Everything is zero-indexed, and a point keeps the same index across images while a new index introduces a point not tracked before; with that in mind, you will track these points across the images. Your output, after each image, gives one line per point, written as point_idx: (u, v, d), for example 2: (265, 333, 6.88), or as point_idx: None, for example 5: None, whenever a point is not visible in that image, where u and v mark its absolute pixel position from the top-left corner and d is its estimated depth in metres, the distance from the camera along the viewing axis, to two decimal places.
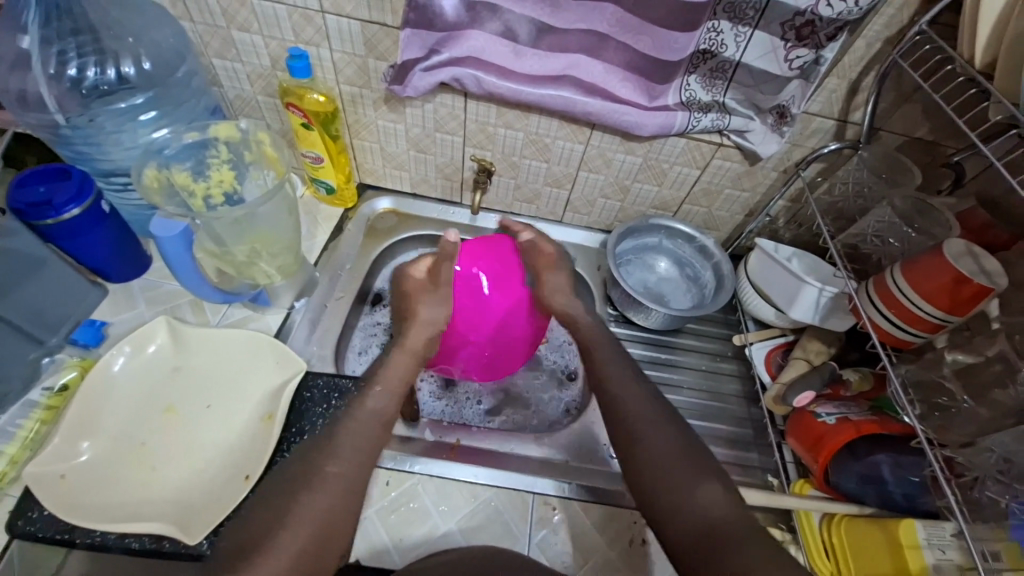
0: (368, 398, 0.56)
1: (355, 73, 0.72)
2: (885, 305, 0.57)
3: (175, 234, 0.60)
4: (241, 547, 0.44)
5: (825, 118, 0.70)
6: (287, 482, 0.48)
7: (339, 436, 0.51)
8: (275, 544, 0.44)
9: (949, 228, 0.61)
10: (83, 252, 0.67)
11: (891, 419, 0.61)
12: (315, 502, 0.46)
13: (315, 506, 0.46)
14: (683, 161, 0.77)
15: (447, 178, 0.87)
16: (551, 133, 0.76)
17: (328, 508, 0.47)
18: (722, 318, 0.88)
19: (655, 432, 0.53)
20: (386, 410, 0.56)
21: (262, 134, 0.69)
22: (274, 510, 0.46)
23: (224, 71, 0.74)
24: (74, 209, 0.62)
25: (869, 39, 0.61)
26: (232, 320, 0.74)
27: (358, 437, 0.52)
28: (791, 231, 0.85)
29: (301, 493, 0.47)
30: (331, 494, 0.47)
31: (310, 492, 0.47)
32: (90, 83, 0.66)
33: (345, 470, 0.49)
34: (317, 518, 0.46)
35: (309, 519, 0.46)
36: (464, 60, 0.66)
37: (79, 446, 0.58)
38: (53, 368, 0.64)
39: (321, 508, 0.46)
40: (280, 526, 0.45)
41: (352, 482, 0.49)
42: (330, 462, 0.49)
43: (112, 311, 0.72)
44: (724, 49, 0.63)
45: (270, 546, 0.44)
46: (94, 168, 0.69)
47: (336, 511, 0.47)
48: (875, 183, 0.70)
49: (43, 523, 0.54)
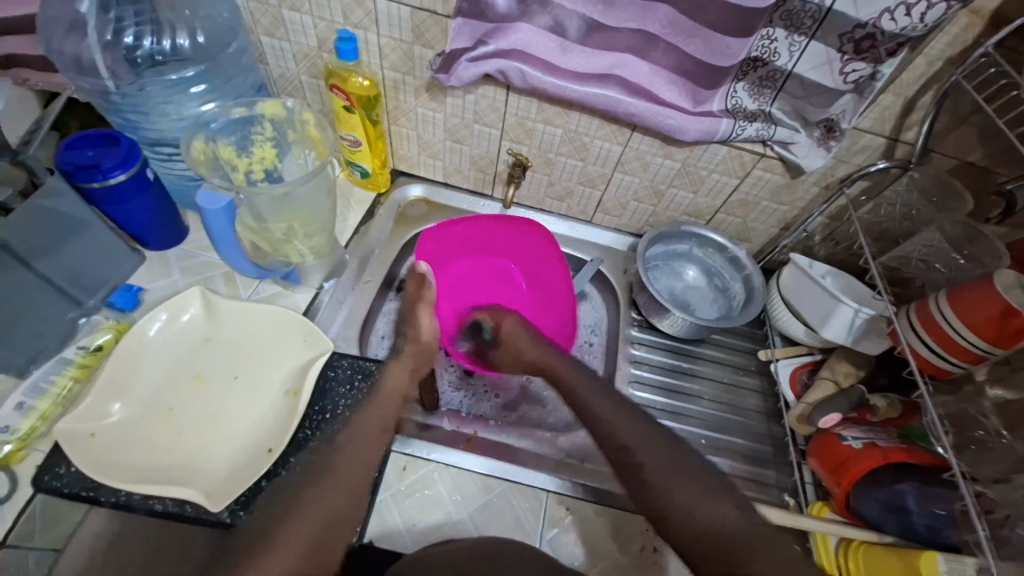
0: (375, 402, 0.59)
1: (400, 60, 0.72)
2: (926, 332, 0.55)
3: (219, 207, 0.62)
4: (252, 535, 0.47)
5: (875, 135, 0.68)
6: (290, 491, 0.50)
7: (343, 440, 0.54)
8: (276, 542, 0.46)
9: (999, 258, 0.59)
10: (124, 217, 0.68)
11: (919, 447, 0.59)
12: (324, 503, 0.49)
13: (323, 509, 0.49)
14: (723, 169, 0.75)
15: (481, 170, 0.87)
16: (590, 132, 0.75)
17: (336, 510, 0.49)
18: (748, 332, 0.87)
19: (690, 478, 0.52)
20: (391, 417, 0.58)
21: (307, 114, 0.70)
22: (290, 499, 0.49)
23: (271, 48, 0.75)
24: (121, 174, 0.63)
25: (930, 58, 0.60)
26: (262, 295, 0.75)
27: (361, 438, 0.55)
28: (827, 248, 0.83)
29: (312, 495, 0.49)
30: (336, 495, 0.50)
31: (312, 495, 0.49)
32: (144, 52, 0.67)
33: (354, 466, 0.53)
34: (322, 516, 0.48)
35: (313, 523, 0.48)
36: (510, 53, 0.65)
37: (109, 406, 0.60)
38: (88, 328, 0.66)
39: (330, 509, 0.49)
40: (288, 525, 0.47)
41: (358, 483, 0.52)
42: (337, 460, 0.52)
43: (148, 277, 0.74)
44: (777, 58, 0.62)
45: (278, 540, 0.46)
46: (141, 136, 0.71)
47: (342, 511, 0.49)
48: (923, 207, 0.68)
49: (69, 479, 0.56)
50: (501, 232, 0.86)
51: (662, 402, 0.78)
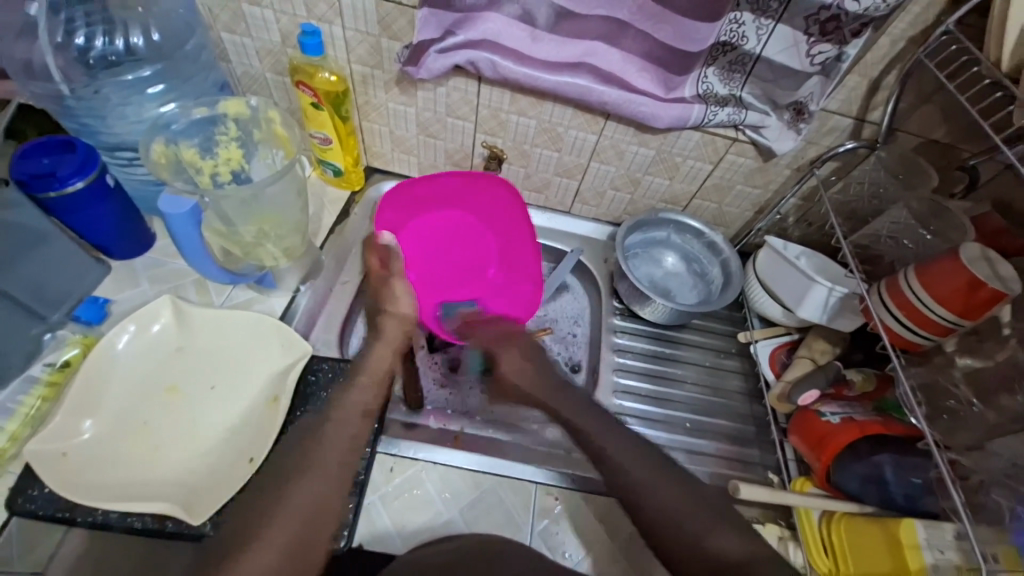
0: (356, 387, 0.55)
1: (367, 53, 0.71)
2: (895, 307, 0.57)
3: (184, 211, 0.59)
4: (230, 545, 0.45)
5: (843, 116, 0.69)
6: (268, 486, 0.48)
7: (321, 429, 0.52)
8: (260, 538, 0.45)
9: (965, 231, 0.61)
10: (86, 227, 0.66)
11: (895, 419, 0.62)
12: (304, 496, 0.47)
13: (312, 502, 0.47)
14: (697, 155, 0.76)
15: (456, 165, 0.86)
16: (564, 122, 0.75)
17: (318, 506, 0.47)
18: (727, 315, 0.88)
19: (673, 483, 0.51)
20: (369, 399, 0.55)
21: (272, 112, 0.68)
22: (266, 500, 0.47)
23: (233, 45, 0.73)
24: (79, 182, 0.60)
25: (893, 37, 0.61)
26: (235, 301, 0.72)
27: (341, 429, 0.52)
28: (801, 230, 0.84)
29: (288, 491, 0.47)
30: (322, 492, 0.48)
31: (297, 489, 0.47)
32: (97, 53, 0.64)
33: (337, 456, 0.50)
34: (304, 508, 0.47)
35: (298, 517, 0.46)
36: (479, 43, 0.64)
37: (80, 424, 0.58)
38: (54, 345, 0.63)
39: (317, 502, 0.47)
40: (270, 522, 0.45)
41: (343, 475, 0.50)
42: (314, 454, 0.50)
43: (115, 289, 0.71)
44: (746, 42, 0.62)
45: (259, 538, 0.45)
46: (99, 141, 0.68)
47: (326, 509, 0.47)
48: (890, 183, 0.70)
49: (42, 501, 0.53)
50: (466, 190, 0.84)
51: (646, 388, 0.79)
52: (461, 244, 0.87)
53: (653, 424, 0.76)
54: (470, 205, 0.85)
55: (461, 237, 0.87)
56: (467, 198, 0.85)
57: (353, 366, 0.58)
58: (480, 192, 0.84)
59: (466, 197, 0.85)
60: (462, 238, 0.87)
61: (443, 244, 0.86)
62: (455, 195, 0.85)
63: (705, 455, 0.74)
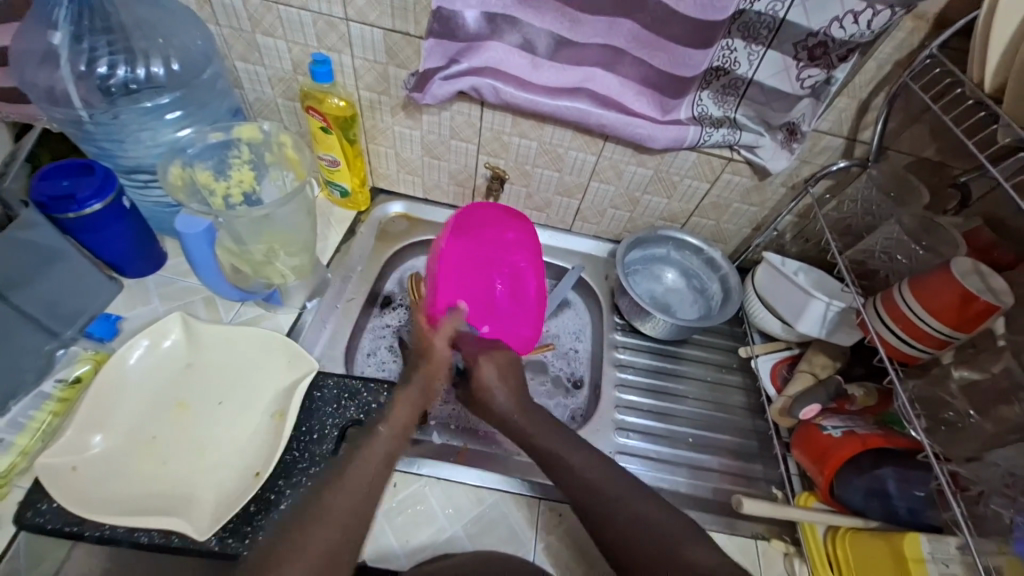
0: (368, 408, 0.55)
1: (375, 80, 0.74)
2: (892, 320, 0.58)
3: (200, 231, 0.62)
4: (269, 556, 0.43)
5: (835, 136, 0.71)
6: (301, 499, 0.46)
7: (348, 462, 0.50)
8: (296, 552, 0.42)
9: (956, 246, 0.62)
10: (101, 245, 0.68)
11: (897, 433, 0.62)
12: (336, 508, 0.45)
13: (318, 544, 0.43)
14: (693, 174, 0.78)
15: (460, 185, 0.89)
16: (564, 144, 0.77)
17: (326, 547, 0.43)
18: (728, 330, 0.89)
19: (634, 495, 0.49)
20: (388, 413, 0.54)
21: (284, 136, 0.71)
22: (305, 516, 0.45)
23: (246, 73, 0.76)
24: (96, 204, 0.63)
25: (879, 61, 0.63)
26: (244, 318, 0.74)
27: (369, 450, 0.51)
28: (798, 246, 0.86)
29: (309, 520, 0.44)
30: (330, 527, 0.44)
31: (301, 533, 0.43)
32: (117, 81, 0.68)
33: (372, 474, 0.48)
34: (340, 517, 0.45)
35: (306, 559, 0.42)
36: (482, 70, 0.67)
37: (90, 439, 0.59)
38: (65, 361, 0.64)
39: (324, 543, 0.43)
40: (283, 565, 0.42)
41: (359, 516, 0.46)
42: (331, 498, 0.46)
43: (127, 305, 0.73)
44: (738, 67, 0.65)
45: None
46: (117, 164, 0.70)
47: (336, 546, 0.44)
48: (883, 201, 0.71)
49: (52, 515, 0.54)
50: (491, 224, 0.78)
51: (649, 404, 0.79)
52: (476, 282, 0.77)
53: (656, 439, 0.76)
54: (490, 242, 0.79)
55: (473, 271, 0.77)
56: (486, 231, 0.78)
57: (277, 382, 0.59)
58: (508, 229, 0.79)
59: (484, 228, 0.78)
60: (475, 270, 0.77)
61: (455, 278, 0.76)
62: (473, 225, 0.77)
63: (709, 470, 0.74)
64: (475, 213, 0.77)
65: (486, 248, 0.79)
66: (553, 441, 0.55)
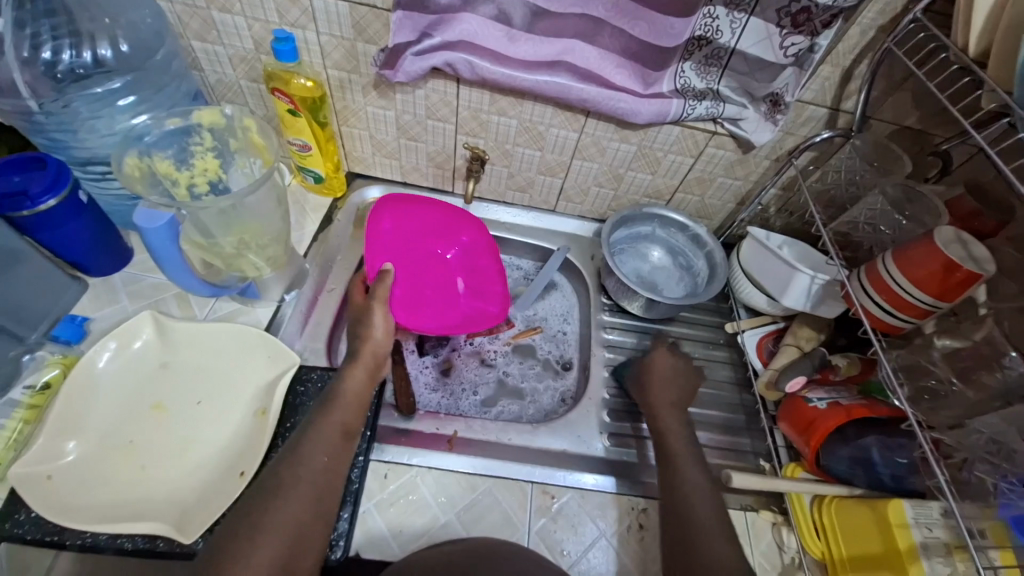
0: (355, 399, 0.59)
1: (343, 58, 0.70)
2: (876, 291, 0.58)
3: (160, 226, 0.57)
4: (291, 547, 0.47)
5: (818, 106, 0.70)
6: (314, 480, 0.51)
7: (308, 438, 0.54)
8: (255, 545, 0.45)
9: (939, 215, 0.62)
10: (61, 245, 0.64)
11: (879, 403, 0.63)
12: (288, 509, 0.48)
13: (286, 519, 0.48)
14: (677, 149, 0.77)
15: (438, 167, 0.86)
16: (545, 120, 0.75)
17: (297, 522, 0.48)
18: (714, 306, 0.89)
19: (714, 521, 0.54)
20: (350, 418, 0.57)
21: (247, 120, 0.67)
22: (301, 498, 0.49)
23: (204, 53, 0.72)
24: (51, 200, 0.59)
25: (863, 27, 0.62)
26: (220, 314, 0.72)
27: (324, 445, 0.54)
28: (782, 219, 0.86)
29: (276, 507, 0.48)
30: (303, 505, 0.49)
31: (274, 505, 0.48)
32: (65, 66, 0.62)
33: (318, 468, 0.52)
34: (292, 522, 0.48)
35: (276, 531, 0.47)
36: (456, 44, 0.64)
37: (64, 445, 0.56)
38: (33, 366, 0.61)
39: (296, 516, 0.48)
40: (251, 543, 0.46)
41: (324, 487, 0.52)
42: (297, 470, 0.51)
43: (94, 306, 0.70)
44: (720, 36, 0.63)
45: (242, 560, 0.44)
46: (70, 156, 0.66)
47: (307, 520, 0.49)
48: (866, 171, 0.71)
49: (31, 525, 0.52)
50: (415, 211, 0.83)
51: None
52: (427, 268, 0.85)
53: None
54: (444, 236, 0.86)
55: (416, 261, 0.85)
56: (432, 224, 0.84)
57: (328, 390, 0.60)
58: (434, 214, 0.84)
59: (431, 226, 0.85)
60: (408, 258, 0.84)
61: (401, 260, 0.83)
62: (425, 223, 0.84)
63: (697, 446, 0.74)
64: (423, 211, 0.83)
65: (441, 241, 0.86)
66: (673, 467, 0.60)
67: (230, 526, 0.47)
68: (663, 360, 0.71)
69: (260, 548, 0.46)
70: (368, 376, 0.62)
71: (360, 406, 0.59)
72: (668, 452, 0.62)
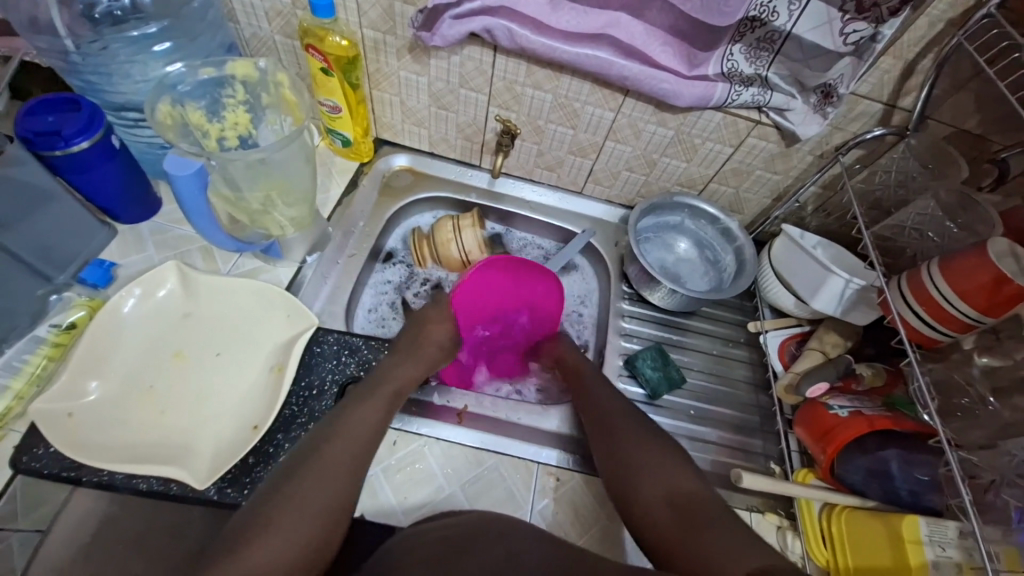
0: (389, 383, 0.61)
1: (380, 18, 0.68)
2: (916, 302, 0.55)
3: (189, 173, 0.58)
4: (325, 527, 0.48)
5: (873, 101, 0.66)
6: (351, 458, 0.53)
7: (342, 422, 0.55)
8: (292, 516, 0.47)
9: (992, 227, 0.58)
10: (91, 188, 0.65)
11: (905, 416, 0.60)
12: (324, 486, 0.50)
13: (324, 496, 0.49)
14: (716, 137, 0.73)
15: (467, 139, 0.84)
16: (580, 97, 0.72)
17: (334, 499, 0.50)
18: (737, 304, 0.87)
19: (678, 486, 0.55)
20: (389, 403, 0.59)
21: (281, 75, 0.65)
22: (338, 475, 0.51)
23: (240, 5, 0.70)
24: (83, 142, 0.59)
25: (932, 18, 0.58)
26: (242, 270, 0.72)
27: (361, 428, 0.56)
28: (818, 219, 0.82)
29: (311, 483, 0.50)
30: (335, 485, 0.51)
31: (305, 485, 0.49)
32: (103, 9, 0.64)
33: (355, 448, 0.54)
34: (328, 500, 0.50)
35: (314, 512, 0.48)
36: (496, 10, 0.62)
37: (87, 385, 0.58)
38: (60, 306, 0.63)
39: (332, 495, 0.50)
40: (289, 513, 0.47)
41: (357, 468, 0.53)
42: (333, 449, 0.53)
43: (120, 253, 0.71)
44: (776, 18, 0.59)
45: (280, 525, 0.46)
46: (104, 100, 0.66)
47: (341, 501, 0.50)
48: (919, 173, 0.67)
49: (48, 460, 0.54)
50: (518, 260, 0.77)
51: None
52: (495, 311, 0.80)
53: (658, 410, 0.75)
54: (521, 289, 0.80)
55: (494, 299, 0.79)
56: (522, 277, 0.79)
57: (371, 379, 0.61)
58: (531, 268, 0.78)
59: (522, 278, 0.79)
60: (490, 294, 0.79)
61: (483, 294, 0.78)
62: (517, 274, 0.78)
63: (706, 442, 0.73)
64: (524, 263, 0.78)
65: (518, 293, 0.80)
66: (636, 446, 0.59)
67: (262, 494, 0.49)
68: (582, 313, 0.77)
69: (297, 516, 0.47)
70: (410, 368, 0.64)
71: (399, 394, 0.61)
72: (631, 429, 0.61)
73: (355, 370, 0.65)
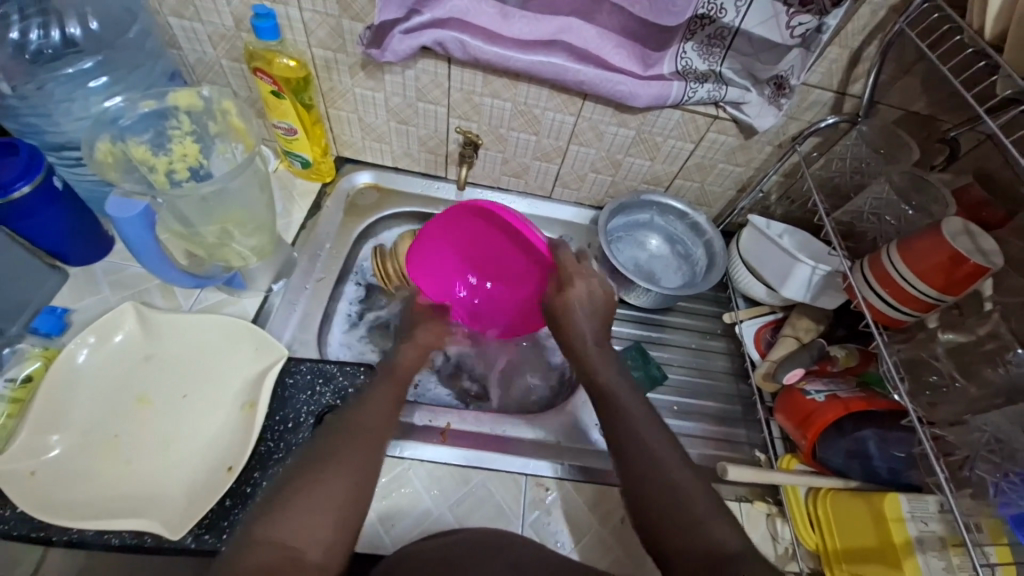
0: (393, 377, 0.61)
1: (328, 36, 0.66)
2: (880, 285, 0.56)
3: (134, 215, 0.55)
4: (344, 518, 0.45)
5: (824, 90, 0.67)
6: (364, 446, 0.50)
7: (351, 418, 0.53)
8: (305, 508, 0.44)
9: (946, 206, 0.61)
10: (37, 233, 0.62)
11: (878, 395, 0.62)
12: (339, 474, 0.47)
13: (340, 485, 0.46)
14: (677, 134, 0.74)
15: (431, 152, 0.83)
16: (540, 103, 0.72)
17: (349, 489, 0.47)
18: (712, 296, 0.88)
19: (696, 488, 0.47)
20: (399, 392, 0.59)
21: (226, 102, 0.63)
22: (350, 464, 0.48)
23: (182, 32, 0.68)
24: (24, 186, 0.56)
25: (874, 7, 0.59)
26: (205, 304, 0.70)
27: (374, 415, 0.54)
28: (783, 208, 0.84)
29: (324, 472, 0.47)
30: (342, 482, 0.47)
31: (309, 483, 0.46)
32: (34, 47, 0.60)
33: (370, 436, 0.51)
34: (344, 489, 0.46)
35: (328, 504, 0.45)
36: (447, 22, 0.61)
37: (48, 440, 0.55)
38: (14, 359, 0.59)
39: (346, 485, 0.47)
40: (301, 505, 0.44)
41: (374, 454, 0.51)
42: (346, 437, 0.51)
43: (74, 297, 0.67)
44: (724, 14, 0.60)
45: (291, 516, 0.43)
46: (44, 141, 0.63)
47: (356, 489, 0.47)
48: (872, 159, 0.69)
49: (17, 521, 0.51)
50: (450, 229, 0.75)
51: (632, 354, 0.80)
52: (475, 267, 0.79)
53: None
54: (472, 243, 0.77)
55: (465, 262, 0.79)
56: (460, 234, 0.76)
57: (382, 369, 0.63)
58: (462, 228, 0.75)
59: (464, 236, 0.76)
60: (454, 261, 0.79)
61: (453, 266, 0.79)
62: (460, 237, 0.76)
63: (692, 437, 0.74)
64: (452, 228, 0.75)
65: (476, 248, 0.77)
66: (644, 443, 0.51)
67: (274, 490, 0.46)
68: (580, 290, 0.65)
69: (307, 510, 0.44)
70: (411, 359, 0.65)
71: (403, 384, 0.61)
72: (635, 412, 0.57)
73: (331, 400, 0.62)
